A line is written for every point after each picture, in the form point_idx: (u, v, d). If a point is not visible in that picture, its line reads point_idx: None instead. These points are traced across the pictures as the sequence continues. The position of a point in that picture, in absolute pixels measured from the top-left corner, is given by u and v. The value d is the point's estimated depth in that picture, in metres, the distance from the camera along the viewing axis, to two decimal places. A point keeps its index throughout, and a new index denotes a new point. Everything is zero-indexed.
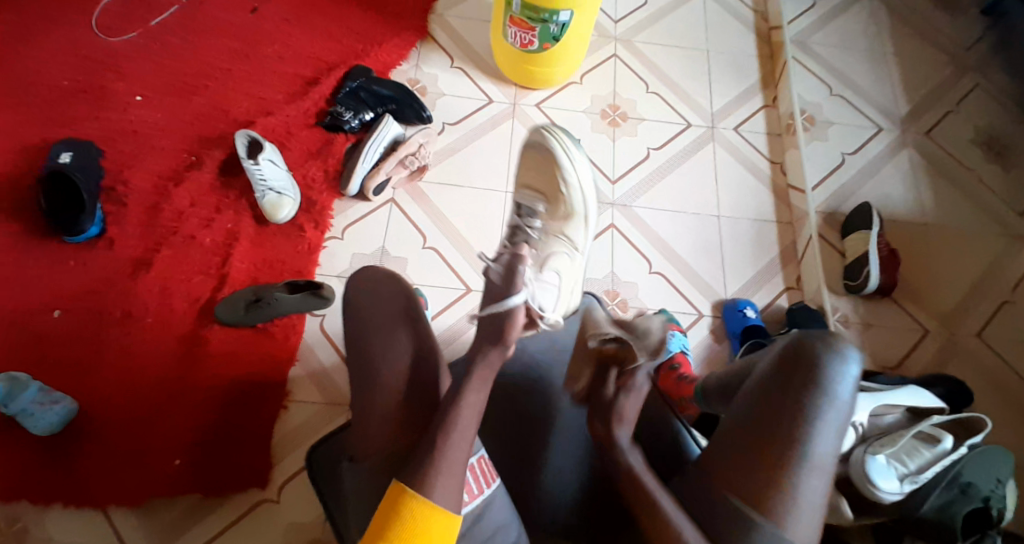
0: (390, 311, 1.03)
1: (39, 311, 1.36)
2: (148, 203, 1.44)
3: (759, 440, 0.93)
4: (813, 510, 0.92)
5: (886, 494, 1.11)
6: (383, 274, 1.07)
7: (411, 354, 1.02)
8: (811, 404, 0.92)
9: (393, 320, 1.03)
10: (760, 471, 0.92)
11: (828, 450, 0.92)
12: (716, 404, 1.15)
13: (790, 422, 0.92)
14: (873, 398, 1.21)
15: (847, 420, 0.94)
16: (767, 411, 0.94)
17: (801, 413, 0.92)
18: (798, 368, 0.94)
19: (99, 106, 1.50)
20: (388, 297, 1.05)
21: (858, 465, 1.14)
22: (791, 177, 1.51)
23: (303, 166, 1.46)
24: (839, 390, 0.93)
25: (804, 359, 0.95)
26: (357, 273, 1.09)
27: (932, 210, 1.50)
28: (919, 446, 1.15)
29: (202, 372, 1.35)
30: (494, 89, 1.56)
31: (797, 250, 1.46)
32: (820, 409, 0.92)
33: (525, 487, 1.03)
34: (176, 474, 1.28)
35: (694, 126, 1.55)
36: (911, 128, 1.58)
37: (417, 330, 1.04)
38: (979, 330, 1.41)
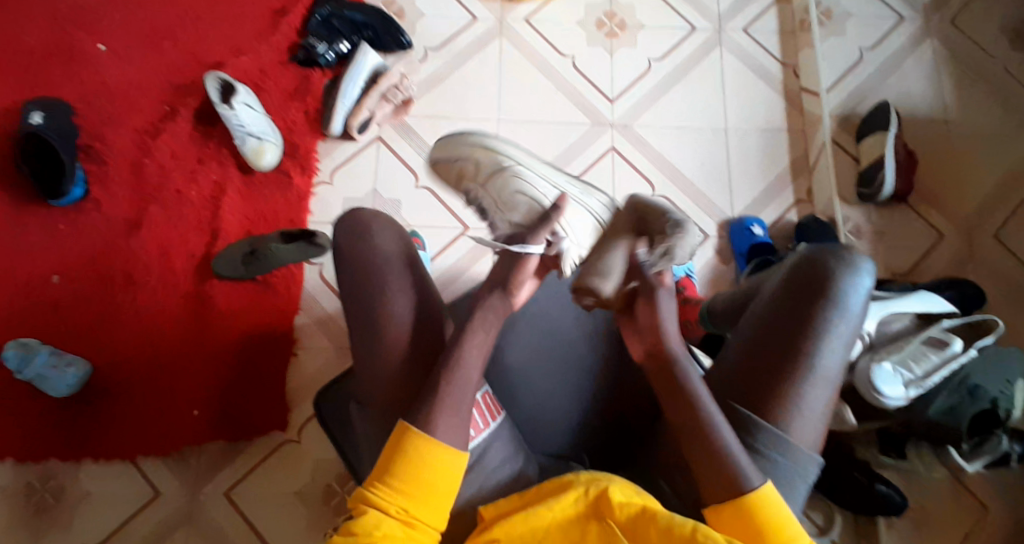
0: (383, 259, 0.93)
1: (37, 279, 1.34)
2: (128, 159, 1.39)
3: (764, 352, 0.90)
4: (816, 423, 0.89)
5: (890, 399, 1.11)
6: (368, 215, 0.97)
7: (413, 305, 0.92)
8: (820, 314, 0.89)
9: (388, 267, 0.93)
10: (766, 384, 0.89)
11: (836, 362, 0.89)
12: (722, 324, 1.11)
13: (797, 332, 0.89)
14: (881, 305, 1.16)
15: (857, 330, 0.91)
16: (774, 323, 0.91)
17: (809, 324, 0.89)
18: (810, 280, 0.91)
19: (62, 58, 1.42)
20: (377, 243, 0.94)
21: (863, 374, 1.12)
22: (805, 80, 1.40)
23: (282, 107, 1.39)
24: (850, 301, 0.90)
25: (816, 272, 0.91)
26: (342, 217, 0.98)
27: (956, 107, 1.39)
28: (927, 351, 1.12)
29: (209, 326, 1.35)
30: (478, 4, 1.43)
31: (809, 159, 1.38)
32: (831, 320, 0.89)
33: (530, 420, 1.02)
34: (197, 425, 1.31)
35: (699, 29, 1.42)
36: (935, 15, 1.44)
37: (413, 276, 0.95)
38: (999, 233, 1.35)
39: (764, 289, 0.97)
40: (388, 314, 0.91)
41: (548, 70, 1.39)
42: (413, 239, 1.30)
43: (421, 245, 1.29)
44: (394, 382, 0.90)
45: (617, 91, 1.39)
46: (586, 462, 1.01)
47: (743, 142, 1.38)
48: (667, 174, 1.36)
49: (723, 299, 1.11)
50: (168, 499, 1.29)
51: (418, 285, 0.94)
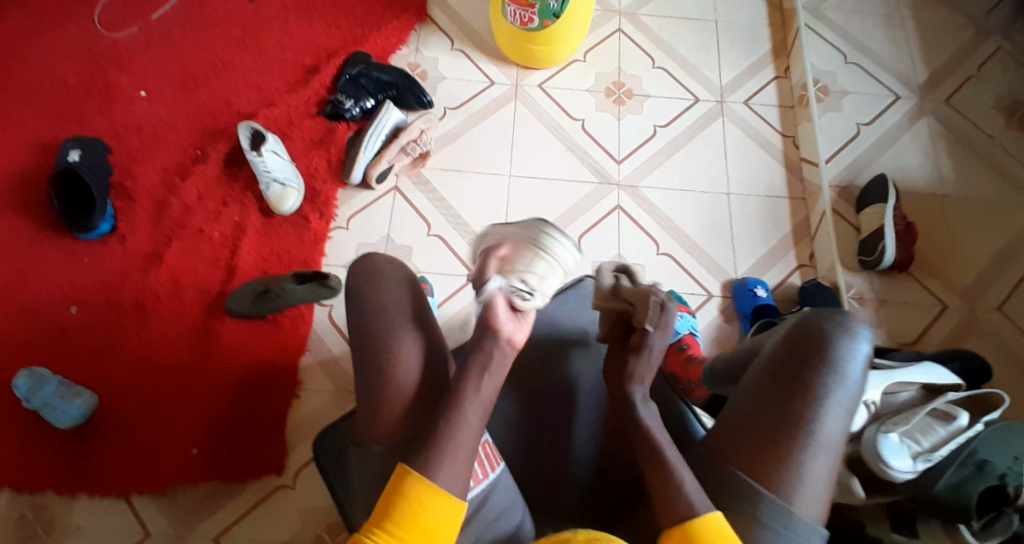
0: (393, 304, 0.95)
1: (55, 308, 1.38)
2: (156, 199, 1.45)
3: (764, 416, 0.90)
4: (818, 492, 0.89)
5: (899, 473, 1.07)
6: (376, 258, 0.98)
7: (415, 345, 0.94)
8: (821, 381, 0.90)
9: (396, 312, 0.94)
10: (768, 454, 0.89)
11: (838, 429, 0.89)
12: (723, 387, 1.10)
13: (800, 400, 0.89)
14: (887, 375, 1.18)
15: (857, 399, 0.91)
16: (774, 390, 0.91)
17: (810, 391, 0.90)
18: (810, 343, 0.92)
19: (105, 103, 1.51)
20: (386, 285, 0.96)
21: (870, 445, 1.10)
22: (804, 151, 1.47)
23: (306, 156, 1.46)
24: (850, 368, 0.91)
25: (815, 336, 0.93)
26: (359, 260, 0.99)
27: (952, 182, 1.45)
28: (932, 423, 1.11)
29: (216, 364, 1.36)
30: (495, 70, 1.53)
31: (810, 225, 1.43)
32: (830, 385, 0.90)
33: (532, 468, 1.02)
34: (193, 463, 1.31)
35: (702, 100, 1.50)
36: (931, 95, 1.51)
37: (422, 328, 0.96)
38: (1002, 306, 1.37)
39: (765, 349, 0.97)
40: (391, 359, 0.92)
41: (558, 131, 1.47)
42: (423, 285, 1.34)
43: (430, 291, 1.34)
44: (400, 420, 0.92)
45: (624, 153, 1.46)
46: (581, 522, 1.00)
47: (743, 205, 1.44)
48: (670, 233, 1.41)
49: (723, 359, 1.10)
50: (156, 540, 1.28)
51: (427, 337, 0.95)
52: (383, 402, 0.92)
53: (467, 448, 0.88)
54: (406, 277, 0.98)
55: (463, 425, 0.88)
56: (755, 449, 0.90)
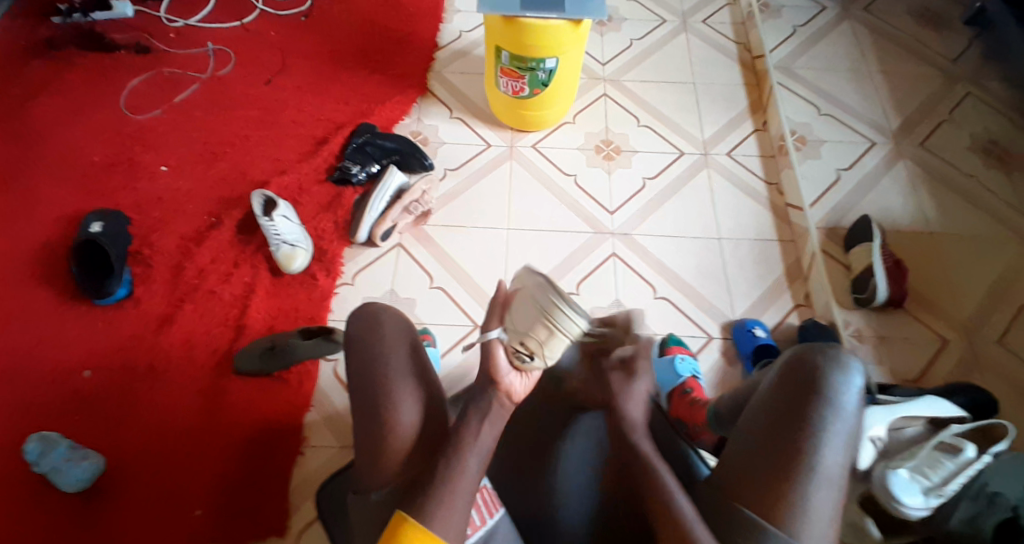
0: (391, 350, 0.97)
1: (68, 372, 1.41)
2: (171, 264, 1.51)
3: (764, 454, 0.90)
4: (825, 528, 0.87)
5: (913, 510, 1.06)
6: (375, 308, 1.01)
7: (415, 394, 0.95)
8: (817, 413, 0.90)
9: (396, 359, 0.96)
10: (768, 490, 0.88)
11: (839, 462, 0.89)
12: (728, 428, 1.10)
13: (797, 433, 0.89)
14: (889, 410, 1.14)
15: (856, 431, 0.91)
16: (770, 424, 0.92)
17: (807, 424, 0.90)
18: (802, 378, 0.92)
19: (126, 177, 1.60)
20: (385, 331, 0.99)
21: (880, 482, 1.09)
22: (789, 196, 1.53)
23: (315, 219, 1.54)
24: (843, 400, 0.91)
25: (805, 371, 0.93)
26: (357, 310, 1.02)
27: (936, 219, 1.50)
28: (940, 457, 1.08)
29: (223, 423, 1.38)
30: (493, 135, 1.63)
31: (802, 266, 1.48)
32: (826, 418, 0.90)
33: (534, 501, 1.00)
34: (196, 525, 1.30)
35: (687, 153, 1.59)
36: (906, 140, 1.60)
37: (421, 373, 0.97)
38: (1001, 339, 1.38)
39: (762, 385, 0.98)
40: (391, 405, 0.94)
41: (553, 187, 1.55)
42: (426, 335, 1.37)
43: (433, 342, 1.36)
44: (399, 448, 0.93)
45: (616, 204, 1.53)
46: None
47: (734, 248, 1.49)
48: (666, 277, 1.46)
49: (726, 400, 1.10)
50: None
51: (425, 383, 0.97)
52: (379, 442, 0.93)
53: (465, 497, 0.88)
54: (405, 328, 1.01)
55: (457, 462, 0.90)
56: (756, 485, 0.89)
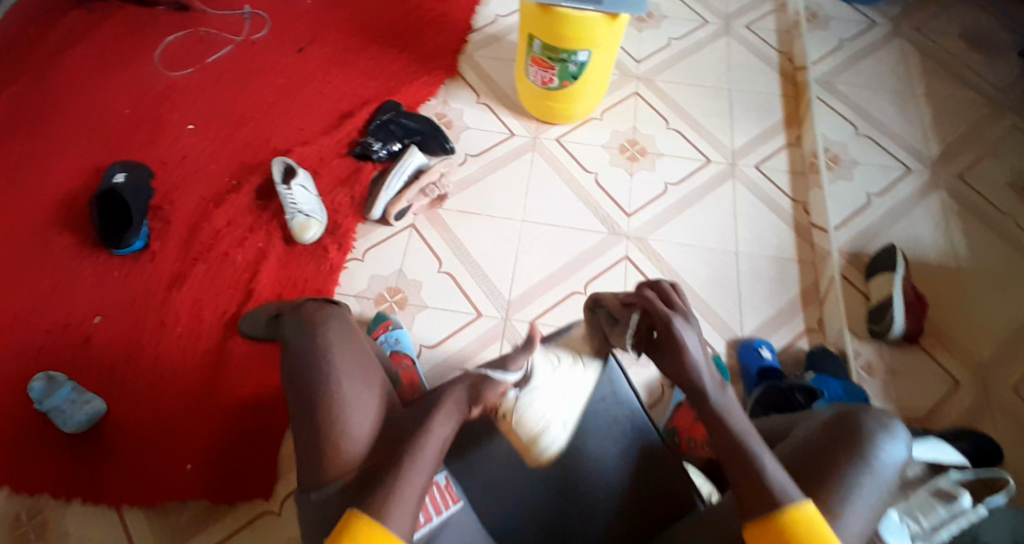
0: (335, 348, 1.01)
1: (80, 319, 1.44)
2: (188, 223, 1.53)
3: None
4: None
5: None
6: (314, 316, 1.05)
7: (360, 393, 0.98)
8: (850, 476, 0.87)
9: (339, 357, 1.00)
10: None
11: (861, 528, 0.86)
12: None
13: (826, 493, 0.86)
14: None
15: (885, 499, 0.88)
16: (800, 478, 0.89)
17: (837, 486, 0.87)
18: (844, 438, 0.89)
19: (154, 133, 1.62)
20: (326, 336, 1.02)
21: None
22: (814, 216, 1.49)
23: (332, 192, 1.54)
24: (882, 465, 0.88)
25: (850, 429, 0.90)
26: (293, 318, 1.07)
27: (965, 254, 1.44)
28: (934, 502, 1.07)
29: (221, 384, 1.40)
30: (518, 124, 1.61)
31: (819, 290, 1.44)
32: (858, 482, 0.87)
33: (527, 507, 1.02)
34: (187, 479, 1.33)
35: (714, 161, 1.55)
36: (944, 169, 1.53)
37: (363, 372, 1.01)
38: (1017, 385, 1.34)
39: (797, 435, 0.94)
40: (338, 403, 0.96)
41: (573, 183, 1.53)
42: (388, 323, 1.38)
43: (398, 328, 1.37)
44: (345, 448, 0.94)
45: (635, 206, 1.50)
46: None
47: (750, 264, 1.45)
48: (676, 287, 1.43)
49: (740, 431, 1.06)
50: None
51: (368, 382, 1.00)
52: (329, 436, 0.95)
53: (417, 488, 0.89)
54: (344, 331, 1.04)
55: (408, 458, 0.91)
56: None
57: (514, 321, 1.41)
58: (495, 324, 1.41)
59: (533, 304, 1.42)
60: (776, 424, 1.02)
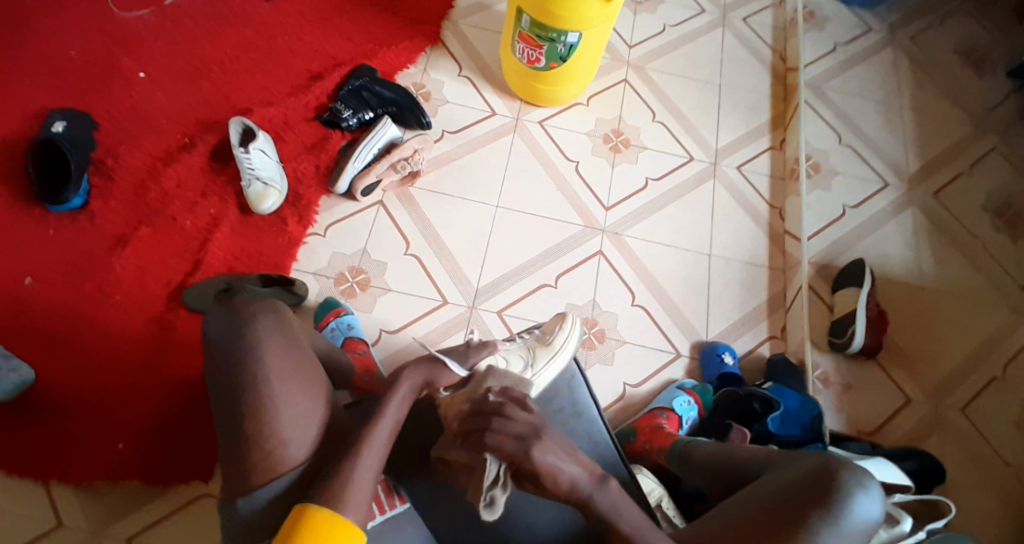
0: (264, 342, 0.92)
1: (9, 277, 1.32)
2: (135, 181, 1.42)
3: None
4: None
5: None
6: (238, 304, 0.94)
7: (298, 392, 0.92)
8: (819, 528, 0.89)
9: (269, 351, 0.91)
10: None
11: None
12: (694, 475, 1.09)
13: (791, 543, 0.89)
14: None
15: None
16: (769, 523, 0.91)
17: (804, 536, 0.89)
18: (820, 490, 0.92)
19: (101, 77, 1.48)
20: (255, 326, 0.92)
21: None
22: (790, 224, 1.47)
23: (295, 159, 1.44)
24: (853, 523, 0.90)
25: (828, 483, 0.92)
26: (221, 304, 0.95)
27: (931, 274, 1.45)
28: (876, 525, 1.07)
29: (164, 359, 1.31)
30: (499, 102, 1.53)
31: (786, 298, 1.43)
32: (826, 535, 0.89)
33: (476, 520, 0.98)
34: (119, 459, 1.25)
35: (697, 160, 1.51)
36: (920, 187, 1.53)
37: (296, 365, 0.93)
38: (966, 408, 1.35)
39: (774, 478, 0.96)
40: (273, 402, 0.90)
41: (551, 170, 1.47)
42: (338, 309, 1.31)
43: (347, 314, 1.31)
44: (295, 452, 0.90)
45: (613, 200, 1.46)
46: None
47: (724, 268, 1.43)
48: (648, 286, 1.40)
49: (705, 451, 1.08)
50: (71, 533, 1.22)
51: (302, 376, 0.93)
52: (267, 442, 0.89)
53: (363, 495, 0.88)
54: (274, 319, 0.95)
55: (358, 451, 0.90)
56: None
57: (480, 311, 1.35)
58: (460, 312, 1.35)
59: (500, 294, 1.37)
60: (750, 456, 1.04)
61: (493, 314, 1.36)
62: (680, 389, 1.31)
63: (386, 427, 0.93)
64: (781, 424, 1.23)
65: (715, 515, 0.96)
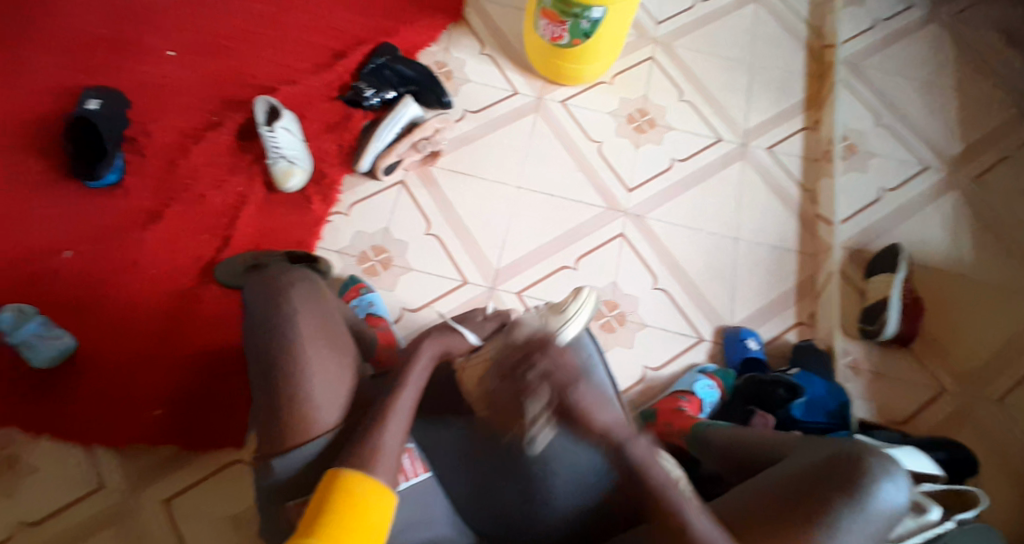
0: (299, 309, 0.95)
1: (48, 252, 1.37)
2: (166, 159, 1.45)
3: (771, 528, 0.88)
4: None
5: None
6: (275, 274, 0.99)
7: (329, 362, 0.94)
8: (841, 511, 0.87)
9: (301, 318, 0.95)
10: None
11: None
12: (711, 458, 1.06)
13: (811, 526, 0.86)
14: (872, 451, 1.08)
15: (872, 539, 0.87)
16: (789, 506, 0.89)
17: (824, 519, 0.87)
18: (843, 473, 0.89)
19: (134, 58, 1.52)
20: (288, 293, 0.97)
21: None
22: (821, 208, 1.42)
23: (319, 138, 1.46)
24: (878, 509, 0.87)
25: (852, 468, 0.89)
26: (257, 275, 1.01)
27: (971, 261, 1.39)
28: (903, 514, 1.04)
29: (192, 332, 1.35)
30: (522, 82, 1.52)
31: (816, 284, 1.39)
32: (848, 519, 0.87)
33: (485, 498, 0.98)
34: (155, 425, 1.29)
35: (725, 140, 1.47)
36: (962, 169, 1.46)
37: (327, 332, 0.96)
38: (1003, 398, 1.29)
39: (795, 461, 0.94)
40: (294, 373, 0.91)
41: (574, 149, 1.45)
42: (358, 286, 1.33)
43: (367, 291, 1.32)
44: (304, 426, 0.91)
45: (637, 182, 1.43)
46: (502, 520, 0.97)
47: (750, 252, 1.40)
48: (670, 269, 1.38)
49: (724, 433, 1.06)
50: (105, 496, 1.27)
51: (332, 344, 0.96)
52: (286, 410, 0.91)
53: (391, 461, 0.89)
54: (313, 289, 1.00)
55: (383, 421, 0.91)
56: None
57: (500, 292, 1.35)
58: (479, 292, 1.35)
59: (519, 275, 1.36)
60: (772, 440, 1.01)
61: (512, 295, 1.35)
62: (700, 372, 1.28)
63: (408, 396, 0.94)
64: (805, 411, 1.20)
65: (732, 496, 0.93)
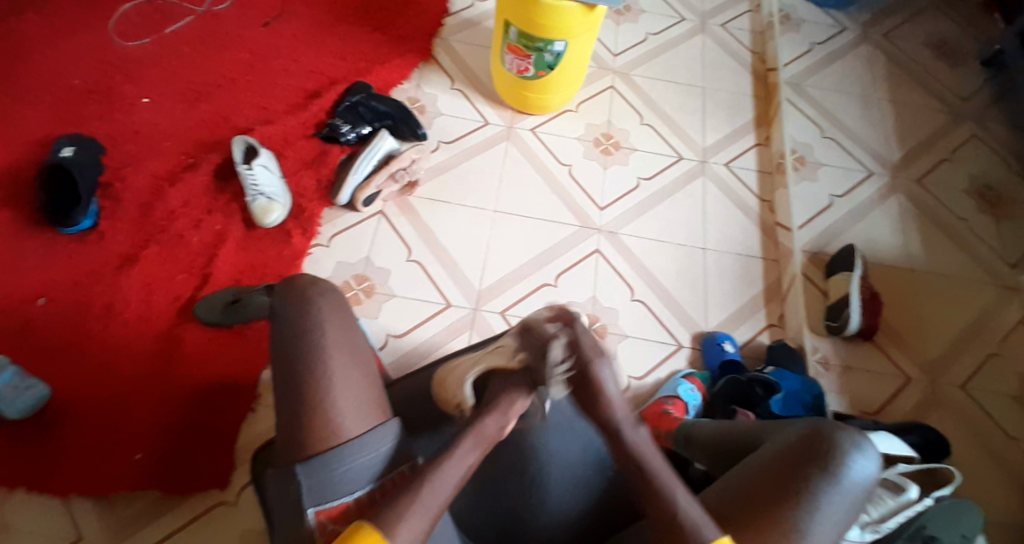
0: (325, 322, 0.95)
1: (22, 300, 1.35)
2: (141, 201, 1.46)
3: (748, 506, 0.92)
4: None
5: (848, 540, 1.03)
6: (305, 285, 0.98)
7: (356, 376, 0.93)
8: (817, 485, 0.91)
9: (329, 328, 0.94)
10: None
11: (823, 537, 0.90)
12: (697, 454, 1.09)
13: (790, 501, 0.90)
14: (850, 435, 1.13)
15: (847, 510, 0.92)
16: (768, 484, 0.92)
17: (801, 493, 0.91)
18: (815, 450, 0.93)
19: (105, 105, 1.53)
20: (317, 305, 0.96)
21: None
22: (779, 216, 1.52)
23: (297, 174, 1.49)
24: (848, 481, 0.92)
25: (821, 441, 0.94)
26: (281, 283, 1.00)
27: (920, 257, 1.49)
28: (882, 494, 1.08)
29: (173, 371, 1.33)
30: (491, 112, 1.59)
31: (782, 286, 1.46)
32: (824, 492, 0.91)
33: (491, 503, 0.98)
34: (135, 469, 1.26)
35: (685, 159, 1.57)
36: (902, 173, 1.58)
37: (353, 347, 0.95)
38: (964, 384, 1.38)
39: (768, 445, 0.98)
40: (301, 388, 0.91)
41: (546, 174, 1.52)
42: None
43: None
44: None
45: (607, 200, 1.50)
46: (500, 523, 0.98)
47: (716, 260, 1.47)
48: (646, 281, 1.44)
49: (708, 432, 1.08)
50: None
51: (359, 359, 0.95)
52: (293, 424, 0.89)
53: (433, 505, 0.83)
54: (336, 304, 0.98)
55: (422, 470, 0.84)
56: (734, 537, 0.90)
57: (484, 312, 1.39)
58: (464, 314, 1.39)
59: (502, 295, 1.40)
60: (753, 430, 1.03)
61: (497, 315, 1.39)
62: (682, 377, 1.33)
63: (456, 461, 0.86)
64: (783, 406, 1.24)
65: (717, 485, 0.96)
